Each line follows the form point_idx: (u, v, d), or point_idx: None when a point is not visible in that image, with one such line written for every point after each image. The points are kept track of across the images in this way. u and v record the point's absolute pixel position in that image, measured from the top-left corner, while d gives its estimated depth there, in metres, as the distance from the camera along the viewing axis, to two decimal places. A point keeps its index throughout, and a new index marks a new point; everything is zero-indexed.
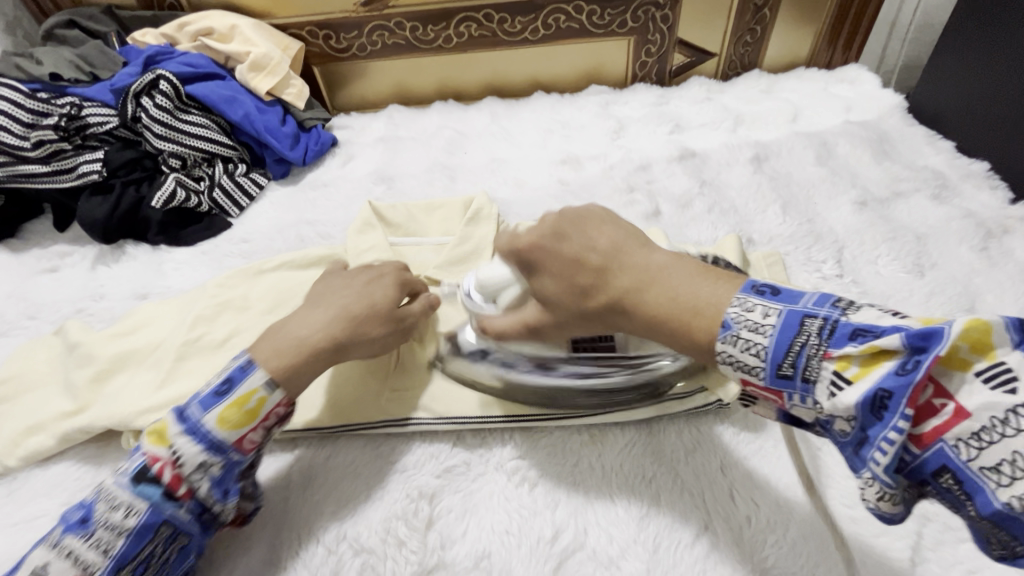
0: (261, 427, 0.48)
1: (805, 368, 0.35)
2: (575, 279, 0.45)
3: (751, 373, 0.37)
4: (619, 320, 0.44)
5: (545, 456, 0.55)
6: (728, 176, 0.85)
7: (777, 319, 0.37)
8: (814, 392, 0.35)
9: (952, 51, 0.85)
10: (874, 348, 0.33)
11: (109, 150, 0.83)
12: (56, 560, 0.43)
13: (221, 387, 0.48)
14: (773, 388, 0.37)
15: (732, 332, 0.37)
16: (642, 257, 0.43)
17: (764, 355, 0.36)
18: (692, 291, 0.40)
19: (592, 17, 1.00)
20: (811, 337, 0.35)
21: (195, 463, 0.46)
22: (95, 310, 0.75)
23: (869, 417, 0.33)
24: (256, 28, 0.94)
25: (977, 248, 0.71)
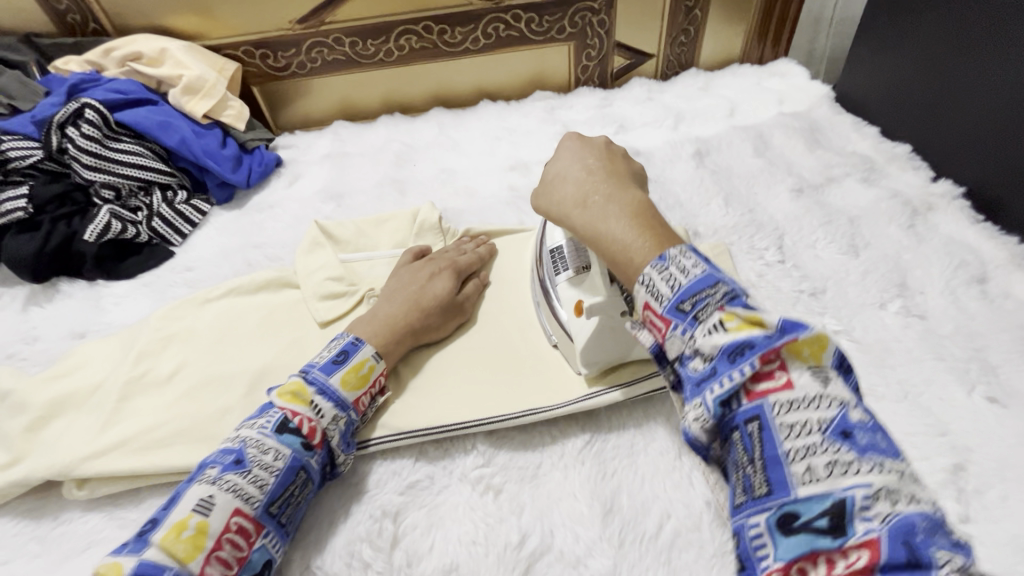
0: (370, 393, 0.55)
1: (699, 310, 0.38)
2: (569, 172, 0.51)
3: (656, 300, 0.40)
4: (575, 220, 0.48)
5: (508, 459, 0.56)
6: (672, 173, 0.88)
7: (700, 270, 0.40)
8: (696, 328, 0.38)
9: (872, 41, 0.89)
10: (757, 317, 0.37)
11: (35, 184, 0.78)
12: (219, 493, 0.45)
13: (338, 356, 0.55)
14: (666, 316, 0.40)
15: (665, 264, 0.41)
16: (623, 188, 0.48)
17: (677, 287, 0.39)
18: (634, 232, 0.44)
19: (530, 25, 1.02)
20: (718, 295, 0.38)
21: (330, 417, 0.52)
22: (29, 353, 0.71)
23: (722, 359, 0.36)
24: (187, 50, 0.91)
25: (905, 226, 0.75)
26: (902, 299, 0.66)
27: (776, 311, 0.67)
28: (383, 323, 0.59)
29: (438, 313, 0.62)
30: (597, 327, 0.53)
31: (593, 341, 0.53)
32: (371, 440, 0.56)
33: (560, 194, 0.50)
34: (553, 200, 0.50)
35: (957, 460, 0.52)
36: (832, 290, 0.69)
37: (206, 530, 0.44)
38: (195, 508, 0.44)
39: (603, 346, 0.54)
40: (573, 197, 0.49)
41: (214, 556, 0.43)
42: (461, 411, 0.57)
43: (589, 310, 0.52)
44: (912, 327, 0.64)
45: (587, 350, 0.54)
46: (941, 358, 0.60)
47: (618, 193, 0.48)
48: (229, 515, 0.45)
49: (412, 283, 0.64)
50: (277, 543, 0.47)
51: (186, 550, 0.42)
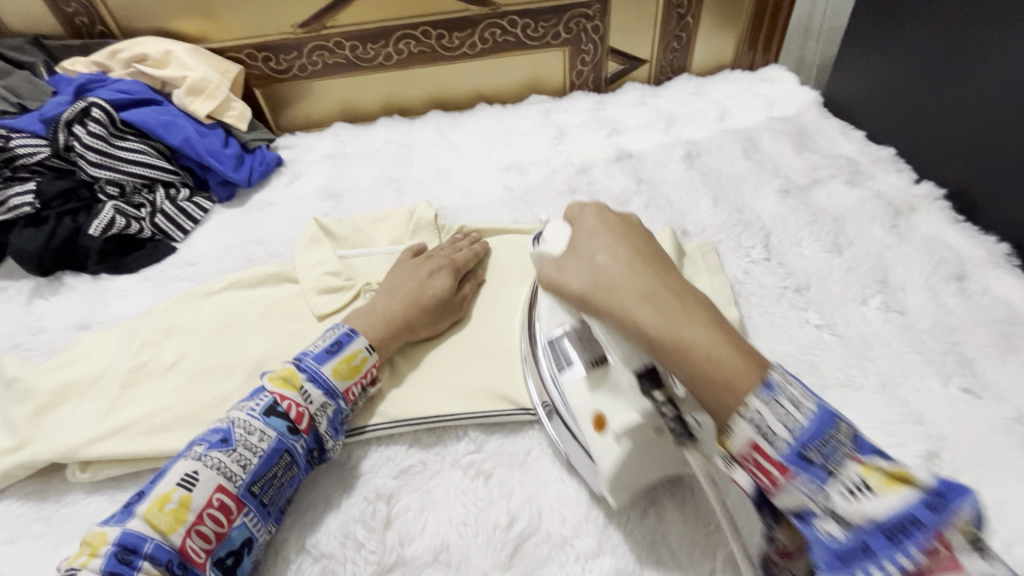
0: (361, 384, 0.57)
1: (831, 462, 0.33)
2: (613, 260, 0.45)
3: (767, 441, 0.35)
4: (638, 318, 0.41)
5: (498, 445, 0.58)
6: (663, 174, 0.90)
7: (815, 406, 0.35)
8: (830, 485, 0.33)
9: (858, 48, 0.92)
10: (906, 472, 0.32)
11: (42, 181, 0.80)
12: (203, 470, 0.47)
13: (331, 346, 0.57)
14: (784, 463, 0.34)
15: (771, 393, 0.35)
16: (676, 279, 0.43)
17: (795, 430, 0.34)
18: (724, 349, 0.38)
19: (527, 30, 1.04)
20: (845, 440, 0.34)
21: (319, 404, 0.53)
22: (34, 344, 0.73)
23: (876, 537, 0.31)
24: (191, 52, 0.94)
25: (887, 226, 0.77)
26: (883, 295, 0.69)
27: (761, 306, 0.69)
28: (381, 318, 0.61)
29: (436, 311, 0.63)
30: (626, 451, 0.47)
31: (622, 465, 0.47)
32: (367, 427, 0.58)
33: (606, 280, 0.44)
34: (602, 292, 0.44)
35: (932, 447, 0.54)
36: (816, 286, 0.71)
37: (188, 504, 0.45)
38: (179, 482, 0.46)
39: (633, 467, 0.48)
40: (637, 295, 0.42)
41: (195, 530, 0.45)
42: (454, 399, 0.59)
43: (617, 433, 0.46)
44: (891, 321, 0.66)
45: (616, 475, 0.48)
46: (919, 352, 0.62)
47: (678, 289, 0.42)
48: (212, 491, 0.47)
49: (411, 280, 0.65)
50: (259, 522, 0.49)
51: (168, 522, 0.44)
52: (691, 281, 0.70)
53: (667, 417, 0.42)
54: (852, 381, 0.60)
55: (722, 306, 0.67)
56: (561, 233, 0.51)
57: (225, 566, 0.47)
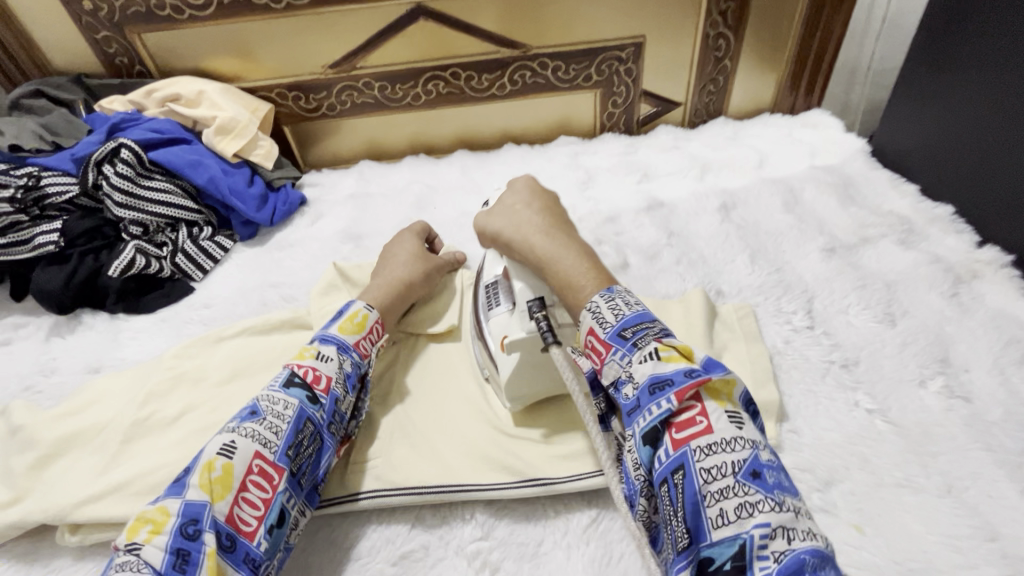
0: (368, 339, 0.60)
1: (638, 338, 0.43)
2: (516, 216, 0.57)
3: (601, 325, 0.45)
4: (535, 244, 0.53)
5: (508, 532, 0.53)
6: (696, 226, 0.85)
7: (636, 306, 0.45)
8: (633, 354, 0.42)
9: (913, 97, 0.86)
10: (686, 350, 0.42)
11: (69, 219, 0.81)
12: (239, 439, 0.47)
13: (333, 316, 0.60)
14: (608, 342, 0.44)
15: (611, 293, 0.47)
16: (557, 230, 0.55)
17: (619, 317, 0.45)
18: (573, 273, 0.50)
19: (557, 73, 1.02)
20: (655, 329, 0.44)
21: (333, 360, 0.55)
22: (44, 386, 0.72)
23: (646, 392, 0.40)
24: (223, 92, 0.94)
25: (946, 294, 0.70)
26: (945, 377, 0.61)
27: (803, 383, 0.62)
28: (379, 289, 0.65)
29: (421, 278, 0.69)
30: (518, 361, 0.54)
31: (516, 373, 0.55)
32: (358, 499, 0.54)
33: (511, 223, 0.57)
34: (512, 230, 0.56)
35: (1009, 571, 0.46)
36: (866, 362, 0.64)
37: (232, 471, 0.45)
38: (219, 451, 0.46)
39: (526, 380, 0.56)
40: (540, 232, 0.54)
41: (241, 497, 0.45)
42: (463, 475, 0.55)
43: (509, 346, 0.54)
44: (955, 410, 0.58)
45: (510, 381, 0.55)
46: (990, 449, 0.54)
47: (560, 240, 0.54)
48: (251, 457, 0.47)
49: (399, 257, 0.71)
50: (292, 495, 0.49)
51: (216, 491, 0.44)
52: (724, 350, 0.65)
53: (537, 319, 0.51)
54: (911, 482, 0.53)
55: (759, 382, 0.61)
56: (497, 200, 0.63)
57: (274, 536, 0.47)
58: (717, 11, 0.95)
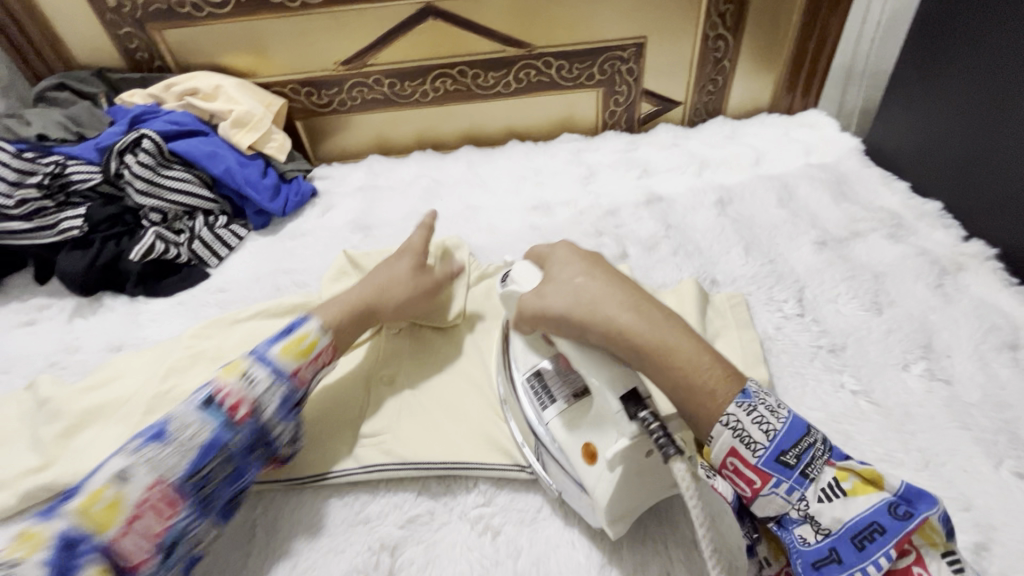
0: (313, 364, 0.57)
1: (807, 467, 0.40)
2: (582, 294, 0.49)
3: (749, 449, 0.40)
4: (625, 322, 0.46)
5: (509, 500, 0.56)
6: (693, 220, 0.88)
7: (786, 418, 0.41)
8: (807, 488, 0.40)
9: (904, 97, 0.89)
10: (871, 475, 0.40)
11: (92, 206, 0.85)
12: (135, 467, 0.46)
13: (282, 333, 0.57)
14: (763, 470, 0.40)
15: (750, 399, 0.41)
16: (634, 305, 0.47)
17: (772, 437, 0.40)
18: (697, 371, 0.43)
19: (561, 72, 1.05)
20: (820, 450, 0.41)
21: (263, 386, 0.53)
22: (69, 363, 0.76)
23: (852, 547, 0.38)
24: (239, 87, 0.98)
25: (932, 285, 0.73)
26: (927, 362, 0.64)
27: (792, 366, 0.65)
28: (340, 305, 0.62)
29: (394, 299, 0.65)
30: (623, 476, 0.46)
31: (618, 493, 0.47)
32: (367, 469, 0.58)
33: (583, 304, 0.48)
34: (585, 310, 0.47)
35: (980, 538, 0.49)
36: (853, 347, 0.67)
37: (122, 501, 0.45)
38: (111, 480, 0.45)
39: (627, 496, 0.48)
40: (619, 305, 0.47)
41: (131, 528, 0.45)
42: (464, 448, 0.58)
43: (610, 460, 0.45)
44: (935, 391, 0.61)
45: (612, 503, 0.47)
46: (967, 428, 0.57)
47: (649, 318, 0.46)
48: (146, 488, 0.46)
49: (390, 270, 0.67)
50: (193, 523, 0.48)
51: (101, 520, 0.44)
52: (718, 335, 0.68)
53: (653, 431, 0.42)
54: (891, 456, 0.56)
55: (749, 365, 0.64)
56: (533, 275, 0.55)
57: (164, 565, 0.47)
58: (716, 13, 0.99)
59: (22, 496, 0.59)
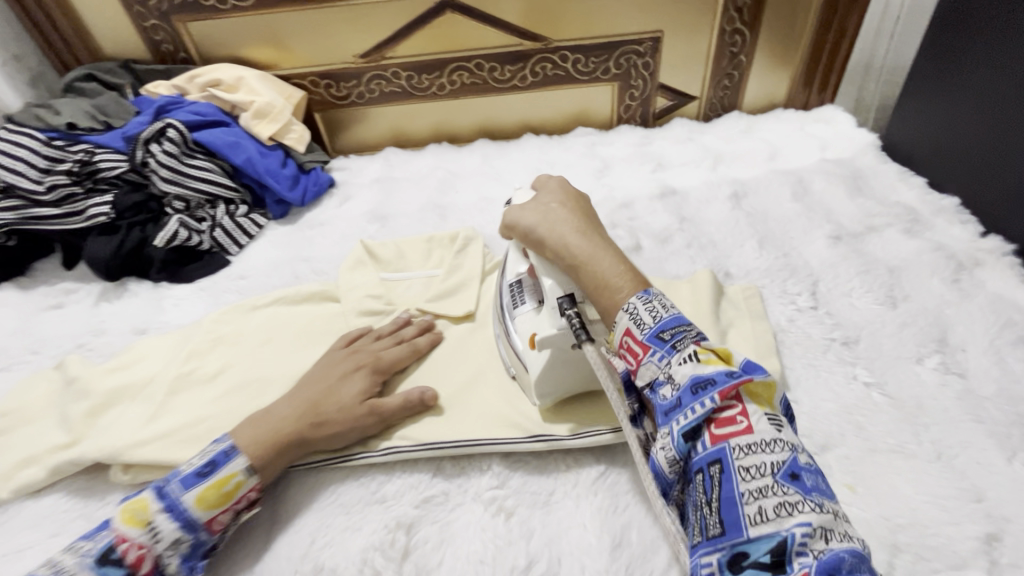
0: (232, 510, 0.52)
1: (677, 340, 0.45)
2: (548, 215, 0.58)
3: (638, 326, 0.47)
4: (570, 243, 0.55)
5: (522, 483, 0.57)
6: (707, 213, 0.89)
7: (672, 309, 0.47)
8: (673, 355, 0.44)
9: (924, 92, 0.89)
10: (726, 353, 0.44)
11: (118, 193, 0.87)
12: None
13: (203, 468, 0.52)
14: (645, 342, 0.46)
15: (648, 295, 0.48)
16: (582, 227, 0.56)
17: (657, 320, 0.46)
18: (610, 274, 0.52)
19: (577, 65, 1.06)
20: (692, 332, 0.46)
21: (169, 542, 0.49)
22: (95, 345, 0.78)
23: (688, 391, 0.42)
24: (261, 79, 1.00)
25: (948, 280, 0.73)
26: (941, 355, 0.64)
27: (805, 358, 0.66)
28: (281, 415, 0.57)
29: (342, 412, 0.58)
30: (548, 358, 0.55)
31: (546, 372, 0.56)
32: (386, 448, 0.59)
33: (542, 224, 0.58)
34: (545, 227, 0.57)
35: (992, 529, 0.50)
36: (866, 340, 0.67)
37: None
38: None
39: (557, 376, 0.56)
40: (574, 231, 0.56)
41: None
42: (478, 432, 0.59)
43: (540, 343, 0.55)
44: (950, 385, 0.61)
45: (541, 380, 0.56)
46: (981, 421, 0.58)
47: (590, 238, 0.55)
48: None
49: (340, 369, 0.62)
50: None
51: None
52: (731, 326, 0.68)
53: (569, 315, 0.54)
54: (903, 448, 0.56)
55: (762, 355, 0.65)
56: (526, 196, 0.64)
57: None
58: (733, 7, 0.99)
59: (53, 470, 0.62)
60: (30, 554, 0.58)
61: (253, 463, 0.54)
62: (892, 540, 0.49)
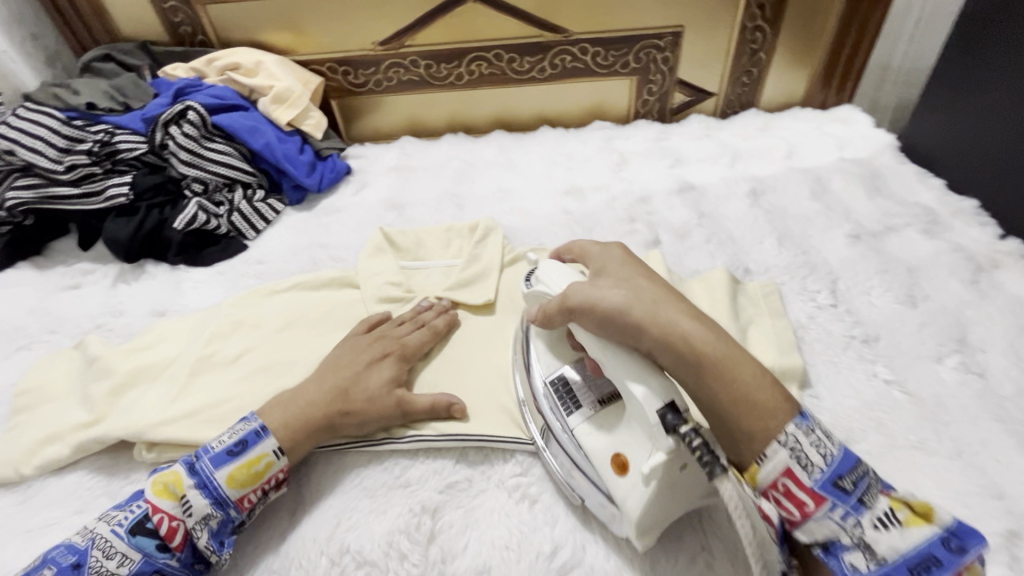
0: (260, 490, 0.53)
1: (862, 493, 0.40)
2: (642, 295, 0.49)
3: (807, 473, 0.41)
4: (685, 332, 0.46)
5: (546, 471, 0.58)
6: (726, 209, 0.89)
7: (838, 449, 0.41)
8: (863, 514, 0.40)
9: (944, 94, 0.89)
10: (921, 507, 0.40)
11: (137, 174, 0.87)
12: None
13: (234, 446, 0.53)
14: (819, 492, 0.40)
15: (808, 424, 0.42)
16: (687, 313, 0.48)
17: (829, 461, 0.41)
18: (757, 390, 0.43)
19: (596, 58, 1.06)
20: (871, 478, 0.41)
21: (200, 516, 0.51)
22: (115, 325, 0.78)
23: (904, 569, 0.38)
24: (280, 64, 1.00)
25: (967, 281, 0.73)
26: (961, 355, 0.65)
27: (825, 355, 0.66)
28: (310, 401, 0.57)
29: (369, 403, 0.58)
30: (654, 491, 0.47)
31: (650, 504, 0.47)
32: (409, 433, 0.59)
33: (639, 306, 0.48)
34: (646, 310, 0.47)
35: (1012, 525, 0.50)
36: (886, 339, 0.68)
37: None
38: None
39: (662, 509, 0.48)
40: (683, 314, 0.47)
41: None
42: (500, 420, 0.60)
43: (644, 474, 0.46)
44: (970, 384, 0.62)
45: (644, 515, 0.47)
46: (1000, 421, 0.58)
47: (706, 327, 0.47)
48: None
49: (367, 357, 0.62)
50: None
51: None
52: (751, 323, 0.67)
53: (692, 445, 0.42)
54: (924, 445, 0.57)
55: (784, 351, 0.65)
56: (564, 273, 0.56)
57: None
58: (755, 4, 0.98)
59: (76, 448, 0.62)
60: (55, 530, 0.58)
61: (282, 445, 0.54)
62: None
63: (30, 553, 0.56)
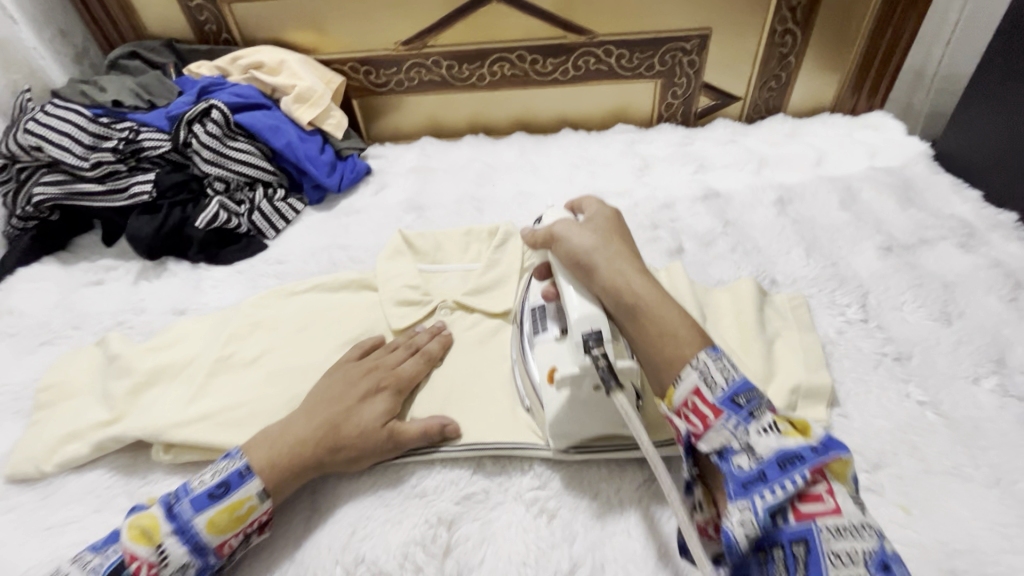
0: (243, 534, 0.50)
1: (754, 407, 0.41)
2: (605, 245, 0.54)
3: (709, 387, 0.43)
4: (631, 282, 0.51)
5: (564, 484, 0.57)
6: (751, 217, 0.87)
7: (739, 370, 0.43)
8: (750, 423, 0.41)
9: (984, 102, 0.86)
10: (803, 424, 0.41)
11: (160, 172, 0.87)
12: None
13: (216, 489, 0.50)
14: (717, 405, 0.42)
15: (718, 354, 0.45)
16: (640, 267, 0.53)
17: (730, 381, 0.42)
18: (675, 329, 0.47)
19: (620, 61, 1.04)
20: (764, 398, 0.42)
21: (177, 565, 0.47)
22: (136, 322, 0.79)
23: (773, 465, 0.38)
24: (302, 63, 1.00)
25: (1006, 298, 0.70)
26: (999, 377, 0.63)
27: (855, 372, 0.64)
28: (297, 436, 0.54)
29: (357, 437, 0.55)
30: (568, 399, 0.52)
31: (563, 412, 0.53)
32: (437, 448, 0.58)
33: (596, 253, 0.53)
34: (601, 255, 0.53)
35: None
36: (919, 358, 0.65)
37: None
38: None
39: (573, 419, 0.53)
40: (633, 267, 0.52)
41: None
42: (518, 431, 0.59)
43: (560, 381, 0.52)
44: (1008, 408, 0.60)
45: (556, 421, 0.54)
46: None
47: (650, 281, 0.51)
48: None
49: (361, 387, 0.59)
50: None
51: None
52: (777, 335, 0.65)
53: (600, 368, 0.48)
54: (960, 471, 0.55)
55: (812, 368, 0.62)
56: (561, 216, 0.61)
57: None
58: (786, 7, 0.96)
59: (96, 446, 0.62)
60: (75, 528, 0.59)
61: (266, 487, 0.52)
62: (951, 565, 0.48)
63: (50, 551, 0.57)
